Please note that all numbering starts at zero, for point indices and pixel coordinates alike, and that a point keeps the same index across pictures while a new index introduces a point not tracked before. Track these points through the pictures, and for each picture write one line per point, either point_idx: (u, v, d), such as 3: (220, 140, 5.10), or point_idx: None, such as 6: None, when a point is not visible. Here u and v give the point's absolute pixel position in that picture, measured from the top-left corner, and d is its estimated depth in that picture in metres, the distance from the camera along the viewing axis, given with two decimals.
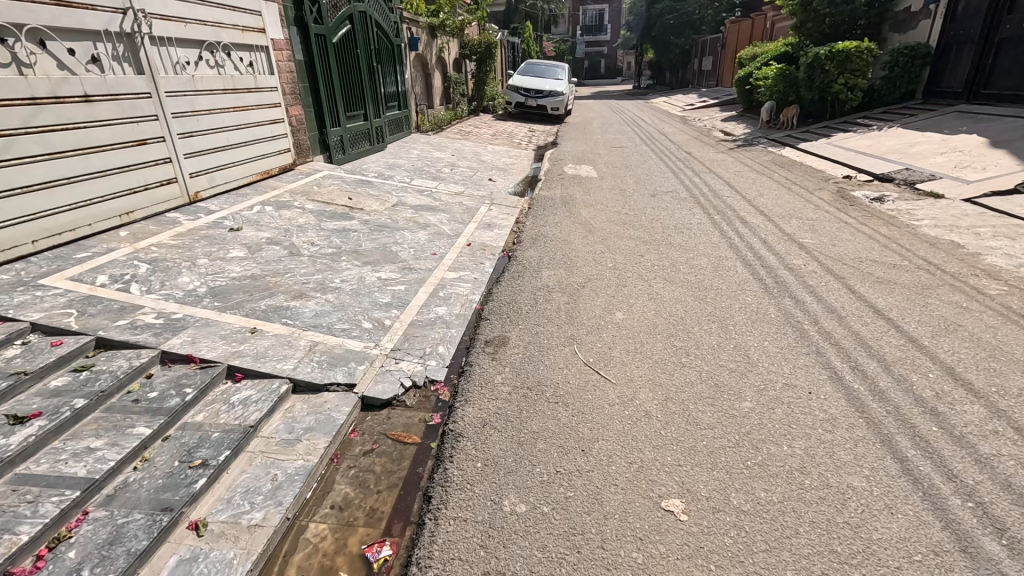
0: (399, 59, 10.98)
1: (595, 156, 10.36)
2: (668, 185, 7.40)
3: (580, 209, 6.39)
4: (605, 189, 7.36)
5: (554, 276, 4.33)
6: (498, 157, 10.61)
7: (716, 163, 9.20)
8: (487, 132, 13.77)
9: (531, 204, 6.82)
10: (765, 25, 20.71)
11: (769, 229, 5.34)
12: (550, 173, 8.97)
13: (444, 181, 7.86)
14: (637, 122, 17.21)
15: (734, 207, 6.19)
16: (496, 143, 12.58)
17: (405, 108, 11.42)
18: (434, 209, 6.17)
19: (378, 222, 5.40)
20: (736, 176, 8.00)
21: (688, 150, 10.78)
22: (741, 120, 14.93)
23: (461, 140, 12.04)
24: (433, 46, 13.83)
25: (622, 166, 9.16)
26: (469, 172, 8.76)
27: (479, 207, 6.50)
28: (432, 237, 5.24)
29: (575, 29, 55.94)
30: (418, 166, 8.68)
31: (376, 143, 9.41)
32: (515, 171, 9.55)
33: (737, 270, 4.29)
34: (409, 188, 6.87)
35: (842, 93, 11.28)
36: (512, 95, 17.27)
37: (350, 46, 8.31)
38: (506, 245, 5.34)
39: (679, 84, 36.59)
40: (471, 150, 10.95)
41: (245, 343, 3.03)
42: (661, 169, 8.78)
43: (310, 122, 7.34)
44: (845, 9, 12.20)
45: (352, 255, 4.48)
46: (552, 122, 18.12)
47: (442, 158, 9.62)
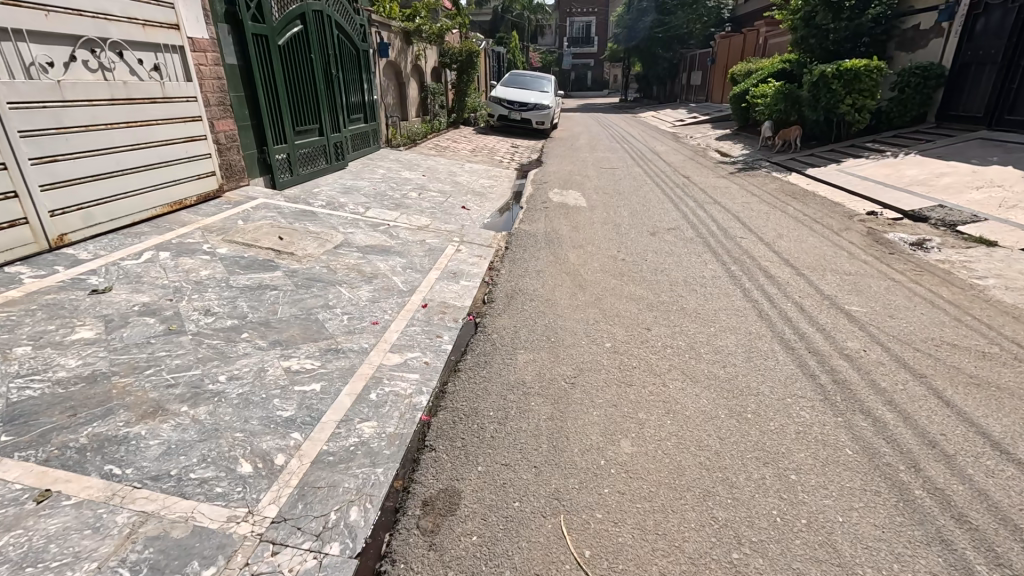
0: (366, 66, 9.82)
1: (582, 180, 9.30)
2: (669, 220, 6.36)
3: (567, 251, 5.29)
4: (595, 224, 6.30)
5: (533, 364, 3.19)
6: (475, 178, 9.49)
7: (719, 191, 8.21)
8: (465, 148, 12.67)
9: (508, 242, 5.70)
10: (758, 40, 20.03)
11: (800, 288, 4.30)
12: (533, 200, 7.88)
13: (409, 209, 6.71)
14: (626, 138, 16.28)
15: (752, 253, 5.15)
16: (475, 161, 11.48)
17: (372, 120, 10.26)
18: (388, 250, 5.02)
19: (310, 272, 4.24)
20: (744, 209, 6.99)
21: (686, 174, 9.81)
22: (737, 139, 14.07)
23: (436, 157, 10.91)
24: (409, 53, 12.73)
25: (614, 193, 8.10)
26: (439, 197, 7.62)
27: (445, 247, 5.37)
28: (379, 294, 4.08)
29: (562, 40, 55.45)
30: (380, 190, 7.51)
31: (334, 160, 8.23)
32: (493, 195, 8.44)
33: (777, 359, 3.20)
34: (362, 221, 5.71)
35: (849, 115, 10.42)
36: (495, 107, 16.22)
37: (302, 50, 7.12)
38: (473, 304, 4.19)
39: (667, 98, 35.99)
40: (446, 169, 9.82)
41: (11, 531, 1.81)
42: (658, 197, 7.75)
43: (247, 139, 6.13)
44: (850, 25, 11.39)
45: (257, 330, 3.28)
46: (537, 136, 17.11)
47: (410, 179, 8.47)
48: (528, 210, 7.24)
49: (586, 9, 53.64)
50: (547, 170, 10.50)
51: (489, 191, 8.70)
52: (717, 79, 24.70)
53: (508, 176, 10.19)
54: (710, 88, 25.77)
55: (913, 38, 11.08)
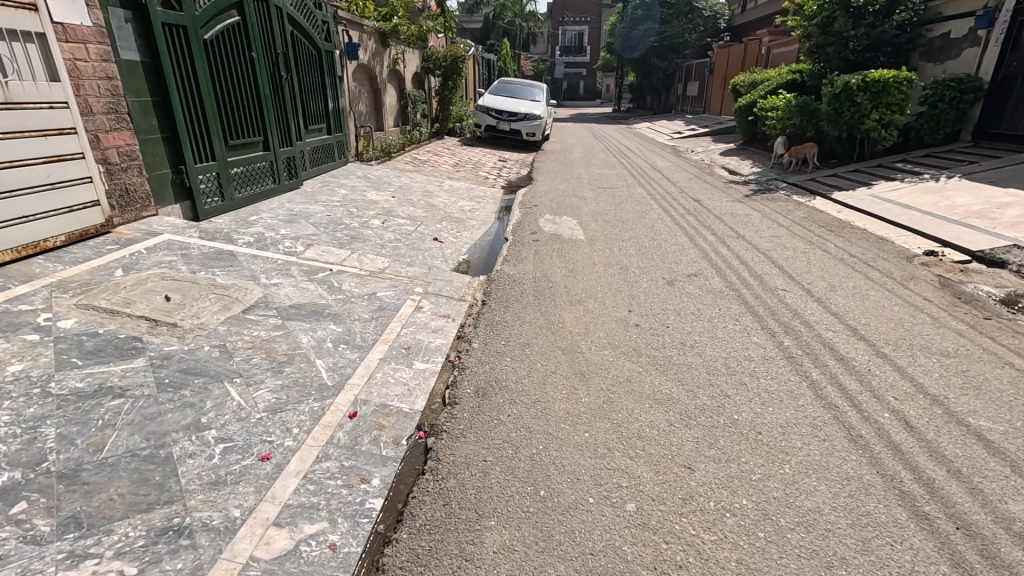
0: (332, 71, 8.60)
1: (577, 203, 8.08)
2: (686, 263, 5.15)
3: (562, 311, 4.03)
4: (596, 265, 5.08)
5: (511, 561, 1.90)
6: (454, 199, 8.23)
7: (737, 219, 7.03)
8: (448, 162, 11.44)
9: (487, 293, 4.45)
10: (760, 50, 19.10)
11: (889, 381, 3.06)
12: (521, 228, 6.65)
13: (365, 246, 5.42)
14: (623, 152, 15.16)
15: (804, 316, 3.94)
16: (458, 177, 10.24)
17: (339, 132, 9.02)
18: (321, 310, 3.74)
19: (191, 357, 2.93)
20: (773, 245, 5.80)
21: (695, 197, 8.64)
22: (744, 155, 12.97)
23: (412, 173, 9.64)
24: (386, 57, 11.53)
25: (616, 221, 6.89)
26: (407, 227, 6.35)
27: (402, 302, 4.09)
28: (289, 394, 2.79)
29: (554, 49, 54.73)
30: (335, 218, 6.22)
31: (285, 179, 6.97)
32: (473, 221, 7.18)
33: (911, 545, 1.95)
34: (297, 264, 4.42)
35: (876, 131, 9.32)
36: (482, 117, 15.05)
37: (241, 47, 5.88)
38: (428, 407, 2.91)
39: (663, 109, 35.12)
40: (421, 188, 8.55)
41: None
42: (668, 228, 6.55)
43: (157, 157, 4.85)
44: (871, 32, 10.34)
45: (46, 492, 1.97)
46: (528, 148, 15.94)
47: (375, 202, 7.18)
48: (513, 243, 5.98)
49: (578, 18, 52.99)
50: (537, 190, 9.29)
51: (470, 215, 7.44)
52: (716, 90, 23.75)
53: (494, 197, 8.94)
54: (709, 100, 24.84)
55: (941, 47, 10.04)
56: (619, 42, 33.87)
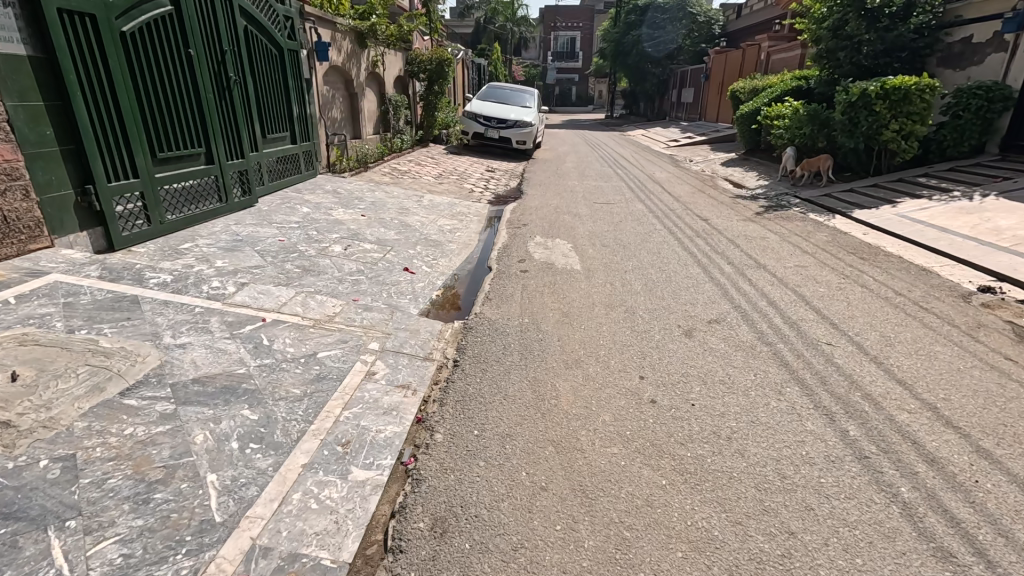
0: (299, 73, 7.72)
1: (572, 223, 7.21)
2: (704, 304, 4.28)
3: (555, 380, 3.13)
4: (596, 308, 4.20)
5: None
6: (432, 217, 7.31)
7: (753, 244, 6.19)
8: (431, 172, 10.56)
9: (461, 349, 3.56)
10: (758, 55, 18.46)
11: (1015, 504, 2.19)
12: (507, 253, 5.78)
13: (317, 283, 4.50)
14: (619, 161, 14.36)
15: (863, 385, 3.09)
16: (441, 190, 9.36)
17: (307, 141, 8.11)
18: (235, 386, 2.81)
19: (9, 484, 1.99)
20: (802, 278, 4.94)
21: (701, 214, 7.80)
22: (748, 166, 12.21)
23: (388, 186, 8.73)
24: (364, 59, 10.65)
25: (617, 246, 6.02)
26: (374, 254, 5.43)
27: (349, 368, 3.17)
28: (148, 546, 1.86)
29: (545, 55, 54.18)
30: (287, 244, 5.29)
31: (236, 197, 6.04)
32: (453, 244, 6.27)
33: None
34: (219, 314, 3.49)
35: (895, 143, 8.57)
36: (470, 124, 14.18)
37: (174, 43, 5.00)
38: (361, 555, 2.00)
39: (656, 116, 34.52)
40: (397, 203, 7.64)
41: None
42: (676, 255, 5.68)
43: (54, 175, 3.92)
44: (886, 35, 9.61)
45: None
46: (518, 156, 15.10)
47: (340, 223, 6.26)
48: (497, 275, 5.09)
49: (571, 24, 52.50)
50: (527, 205, 8.43)
51: (450, 237, 6.53)
52: (713, 97, 23.09)
53: (479, 213, 8.04)
54: (704, 106, 24.19)
55: (962, 52, 9.32)
56: (612, 47, 33.27)
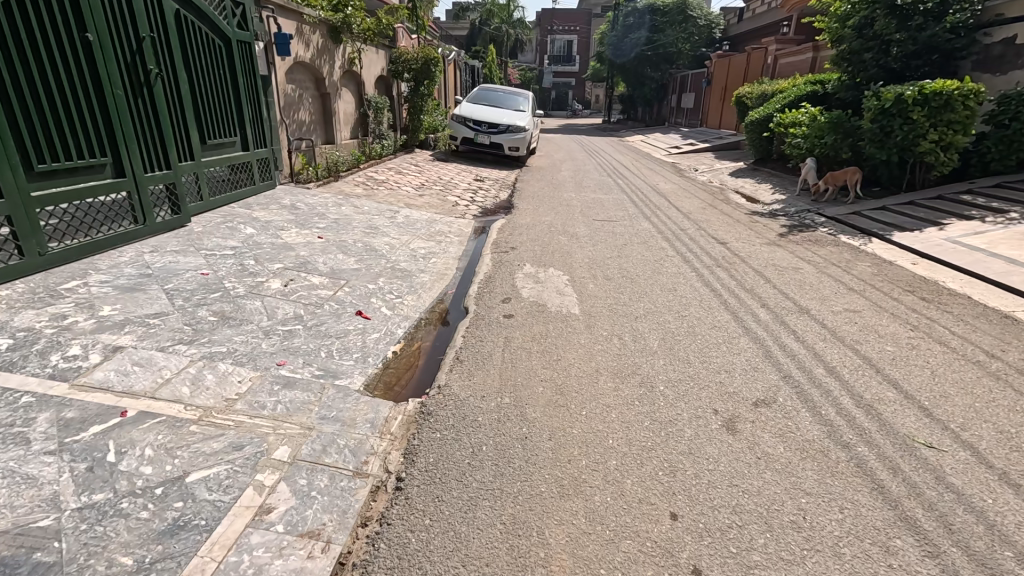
0: (253, 68, 6.67)
1: (568, 246, 6.18)
2: (743, 374, 3.23)
3: (543, 526, 2.06)
4: (600, 380, 3.15)
5: None
6: (404, 237, 6.25)
7: (785, 276, 5.16)
8: (413, 182, 9.50)
9: (411, 455, 2.48)
10: (765, 59, 17.53)
11: None
12: (490, 289, 4.72)
13: (233, 339, 3.41)
14: (619, 170, 13.35)
15: (1012, 534, 2.04)
16: (421, 202, 8.29)
17: (264, 147, 7.05)
18: (19, 560, 1.71)
19: None
20: (860, 330, 3.91)
21: (717, 235, 6.78)
22: (760, 177, 11.22)
23: (359, 199, 7.64)
24: (337, 55, 9.61)
25: (623, 280, 4.98)
26: (321, 291, 4.36)
27: (231, 503, 2.07)
28: None
29: (542, 58, 53.34)
30: (211, 279, 4.21)
31: (159, 216, 4.96)
32: (425, 273, 5.21)
33: None
34: (55, 407, 2.39)
35: (933, 154, 7.58)
36: (458, 129, 13.13)
37: (63, 24, 3.91)
38: None
39: (655, 121, 33.64)
40: (365, 221, 6.56)
41: None
42: (695, 292, 4.65)
43: None
44: (919, 35, 8.64)
45: None
46: (511, 163, 14.07)
47: (288, 248, 5.17)
48: (474, 322, 4.03)
49: (567, 28, 51.76)
50: (515, 223, 7.40)
51: (424, 263, 5.48)
52: (715, 103, 22.21)
53: (461, 232, 6.99)
54: (706, 112, 23.29)
55: (1003, 55, 8.36)
56: (610, 50, 32.40)
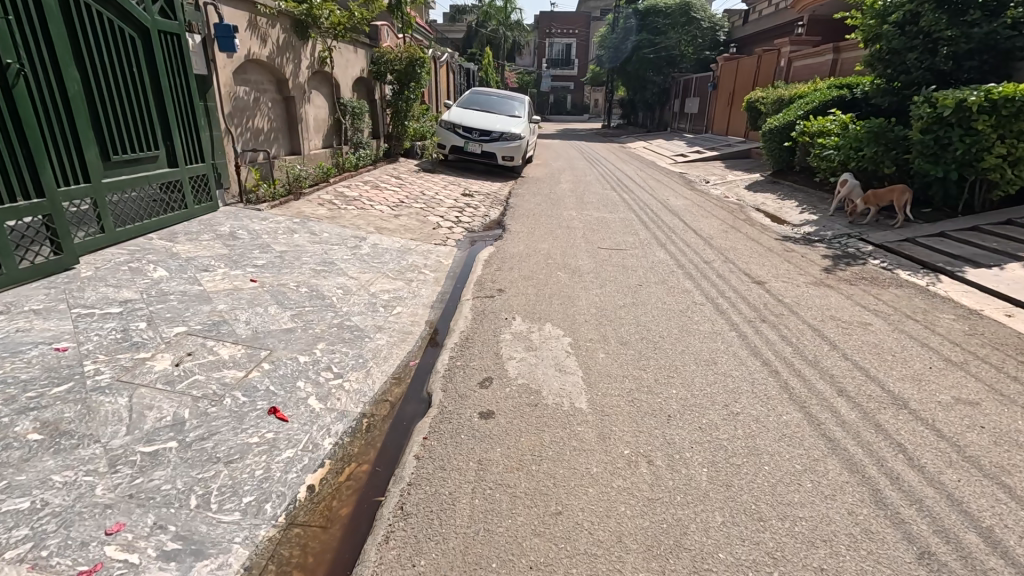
0: (184, 66, 5.47)
1: (569, 287, 4.99)
2: (853, 551, 2.01)
3: None
4: (626, 568, 1.93)
5: None
6: (366, 276, 5.04)
7: (851, 336, 3.96)
8: (390, 199, 8.28)
9: None
10: (778, 61, 16.40)
11: None
12: (465, 360, 3.52)
13: (48, 481, 2.19)
14: (623, 183, 12.19)
15: None
16: (396, 225, 7.06)
17: (203, 161, 5.85)
18: None
19: None
20: (994, 443, 2.69)
21: (749, 271, 5.59)
22: (782, 192, 10.05)
23: (320, 223, 6.43)
24: (304, 53, 8.43)
25: (643, 344, 3.78)
26: (226, 373, 3.13)
27: None
28: None
29: (540, 62, 52.35)
30: (66, 359, 2.99)
31: (25, 260, 3.73)
32: (383, 331, 4.00)
33: None
34: None
35: (1000, 171, 6.41)
36: (447, 136, 11.95)
37: None
38: None
39: (657, 127, 32.54)
40: (320, 255, 5.34)
41: None
42: (742, 367, 3.45)
43: None
44: (973, 33, 7.47)
45: None
46: (505, 174, 12.89)
47: (203, 300, 3.95)
48: (437, 426, 2.81)
49: (566, 31, 50.80)
50: (506, 252, 6.20)
51: (384, 316, 4.27)
52: (722, 108, 21.10)
53: (440, 264, 5.79)
54: (712, 118, 22.15)
55: None
56: (611, 54, 31.37)
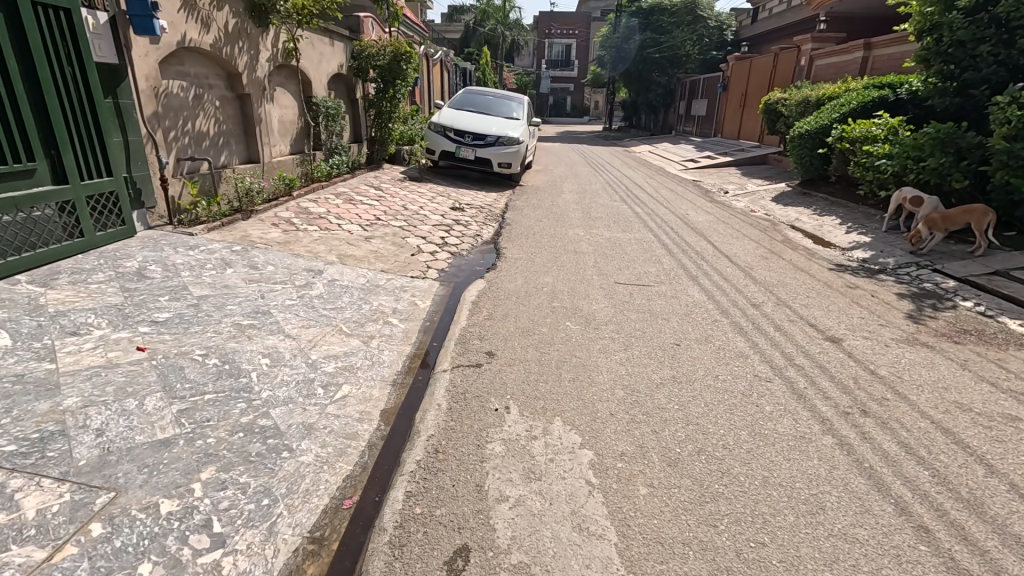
0: (77, 52, 4.22)
1: (583, 348, 3.72)
2: None
3: None
4: None
5: None
6: (311, 334, 3.75)
7: (1006, 446, 2.68)
8: (363, 215, 6.99)
9: None
10: (798, 60, 15.18)
11: None
12: (430, 503, 2.24)
13: None
14: (633, 193, 10.91)
15: None
16: (366, 250, 5.77)
17: (109, 175, 4.58)
18: None
19: None
20: None
21: (814, 321, 4.31)
22: (818, 207, 8.79)
23: (268, 251, 5.15)
24: (265, 43, 7.17)
25: (702, 462, 2.51)
26: (12, 557, 1.83)
27: None
28: None
29: (541, 62, 51.11)
30: None
31: None
32: (315, 435, 2.72)
33: None
34: None
35: None
36: (436, 140, 10.68)
37: None
38: None
39: (660, 130, 31.28)
40: (255, 301, 4.06)
41: None
42: (868, 519, 2.17)
43: None
44: None
45: None
46: (501, 183, 11.62)
47: (47, 391, 2.67)
48: None
49: (566, 31, 49.59)
50: (500, 290, 4.93)
51: (321, 404, 2.98)
52: (733, 111, 19.85)
53: (415, 309, 4.51)
54: (722, 121, 20.89)
55: None
56: (614, 53, 30.13)
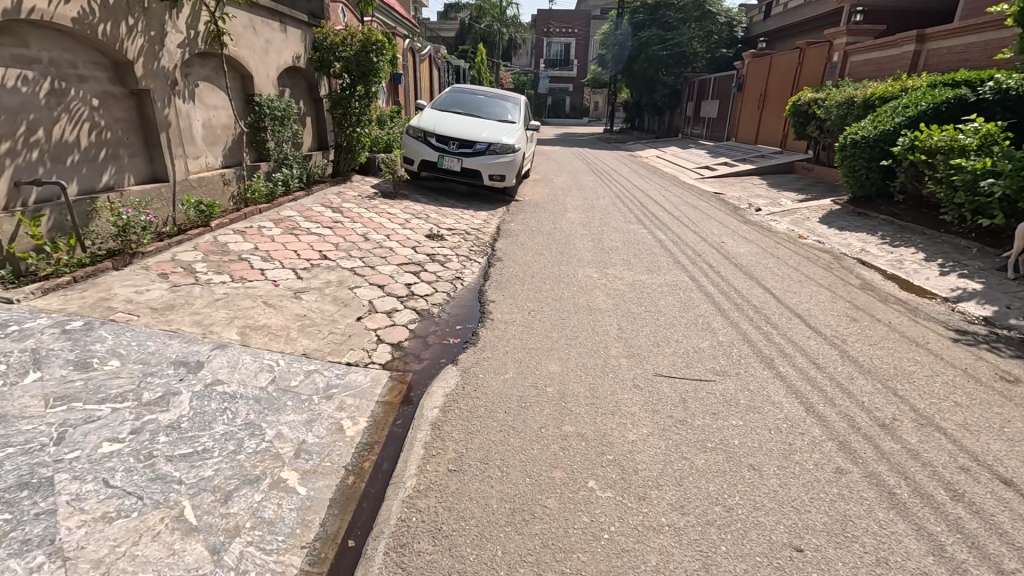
0: None
1: (625, 565, 1.98)
2: None
3: None
4: None
5: None
6: (107, 539, 1.96)
7: None
8: (305, 254, 5.22)
9: None
10: (830, 56, 13.47)
11: None
12: None
13: None
14: (650, 212, 9.16)
15: None
16: (293, 314, 4.01)
17: None
18: None
19: None
20: None
21: (1002, 470, 2.57)
22: (885, 235, 7.07)
23: (127, 327, 3.39)
24: (173, 21, 5.36)
25: None
26: None
27: None
28: None
29: (539, 61, 49.38)
30: None
31: None
32: None
33: None
34: None
35: None
36: (415, 148, 8.92)
37: None
38: None
39: (665, 132, 29.61)
40: (41, 453, 2.30)
41: None
42: None
43: None
44: None
45: None
46: (494, 197, 9.87)
47: None
48: None
49: (565, 29, 47.85)
50: (480, 393, 3.19)
51: None
52: (750, 112, 18.14)
53: (334, 441, 2.74)
54: (737, 124, 19.19)
55: None
56: (616, 51, 28.44)
